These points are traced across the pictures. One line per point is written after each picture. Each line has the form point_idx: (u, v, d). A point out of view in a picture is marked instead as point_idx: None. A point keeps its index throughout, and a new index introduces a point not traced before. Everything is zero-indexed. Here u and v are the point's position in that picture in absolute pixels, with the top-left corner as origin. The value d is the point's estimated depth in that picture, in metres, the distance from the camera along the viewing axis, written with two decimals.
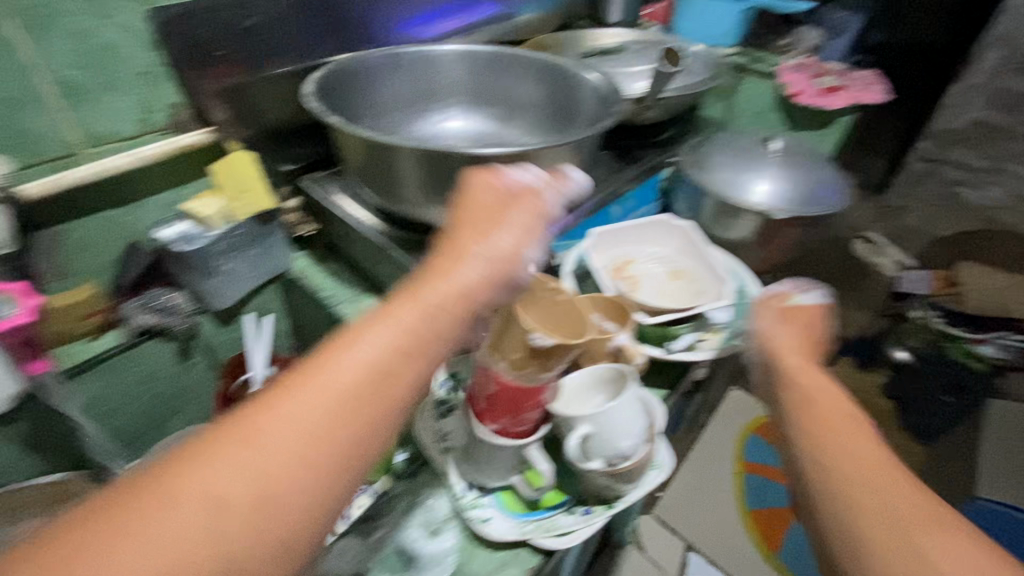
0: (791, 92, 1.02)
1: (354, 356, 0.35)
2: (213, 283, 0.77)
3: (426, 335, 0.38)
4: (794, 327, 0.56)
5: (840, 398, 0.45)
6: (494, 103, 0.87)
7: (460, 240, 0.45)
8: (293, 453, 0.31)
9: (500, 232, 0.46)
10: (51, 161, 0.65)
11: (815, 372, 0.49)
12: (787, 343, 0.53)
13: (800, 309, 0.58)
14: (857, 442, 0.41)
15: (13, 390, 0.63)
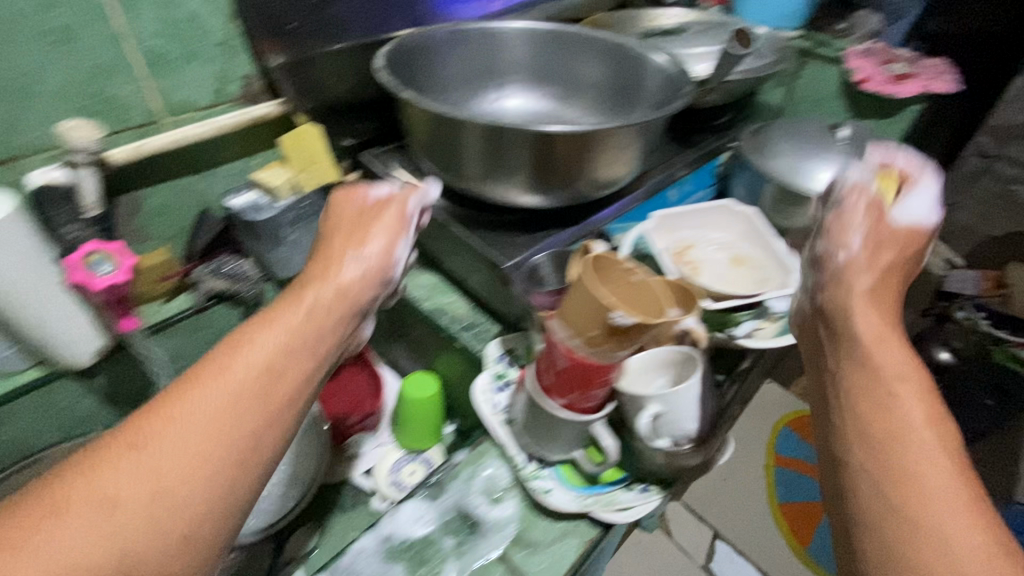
0: (858, 79, 0.99)
1: (253, 355, 0.41)
2: (281, 252, 0.78)
3: (312, 334, 0.44)
4: (889, 256, 0.50)
5: (920, 389, 0.42)
6: (557, 81, 0.87)
7: (331, 258, 0.51)
8: (206, 441, 0.36)
9: (369, 249, 0.51)
10: (135, 129, 0.67)
11: (899, 352, 0.44)
12: (872, 307, 0.46)
13: (907, 229, 0.51)
14: (926, 449, 0.39)
15: (99, 344, 0.68)
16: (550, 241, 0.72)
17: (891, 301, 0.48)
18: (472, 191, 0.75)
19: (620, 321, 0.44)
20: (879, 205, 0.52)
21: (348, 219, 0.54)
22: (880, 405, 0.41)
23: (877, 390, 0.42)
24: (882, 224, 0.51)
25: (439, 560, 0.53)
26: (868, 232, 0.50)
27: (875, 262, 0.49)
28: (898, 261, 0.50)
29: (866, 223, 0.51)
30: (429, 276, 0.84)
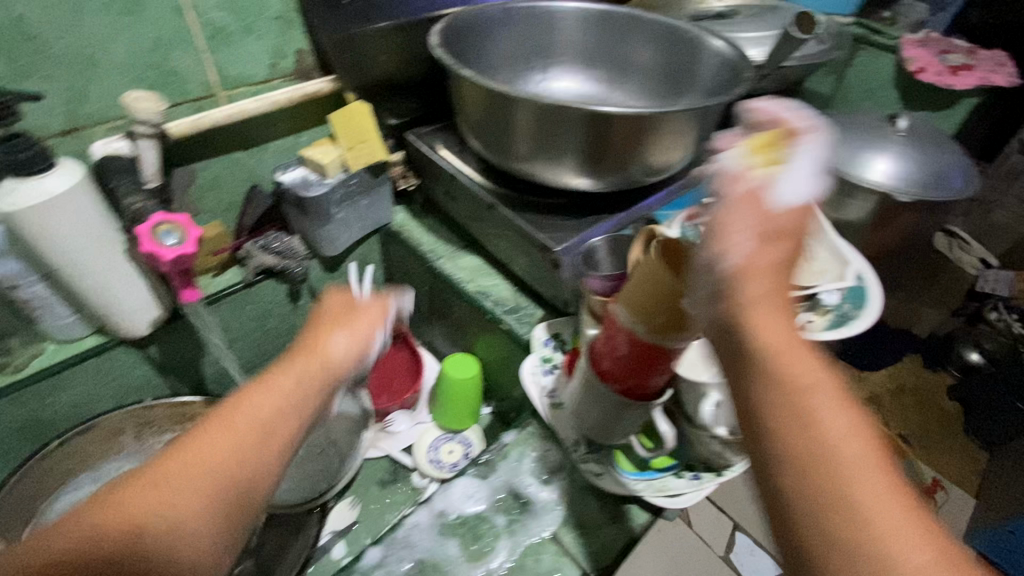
0: (914, 69, 0.95)
1: (212, 443, 0.34)
2: (330, 230, 0.80)
3: (278, 422, 0.37)
4: (775, 245, 0.36)
5: (831, 396, 0.30)
6: (607, 64, 0.86)
7: (316, 339, 0.43)
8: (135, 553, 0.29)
9: (361, 337, 0.45)
10: (193, 101, 0.68)
11: (807, 351, 0.32)
12: (768, 298, 0.34)
13: (788, 213, 0.38)
14: (885, 497, 0.26)
15: (156, 314, 0.69)
16: (601, 225, 0.71)
17: (783, 285, 0.36)
18: (521, 173, 0.75)
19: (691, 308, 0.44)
20: (766, 194, 0.38)
21: (342, 307, 0.47)
22: (814, 442, 0.28)
23: (804, 418, 0.29)
24: (769, 211, 0.38)
25: (492, 536, 0.54)
26: (750, 224, 0.37)
27: (766, 250, 0.36)
28: (779, 244, 0.37)
29: (751, 216, 0.37)
30: (471, 258, 0.84)
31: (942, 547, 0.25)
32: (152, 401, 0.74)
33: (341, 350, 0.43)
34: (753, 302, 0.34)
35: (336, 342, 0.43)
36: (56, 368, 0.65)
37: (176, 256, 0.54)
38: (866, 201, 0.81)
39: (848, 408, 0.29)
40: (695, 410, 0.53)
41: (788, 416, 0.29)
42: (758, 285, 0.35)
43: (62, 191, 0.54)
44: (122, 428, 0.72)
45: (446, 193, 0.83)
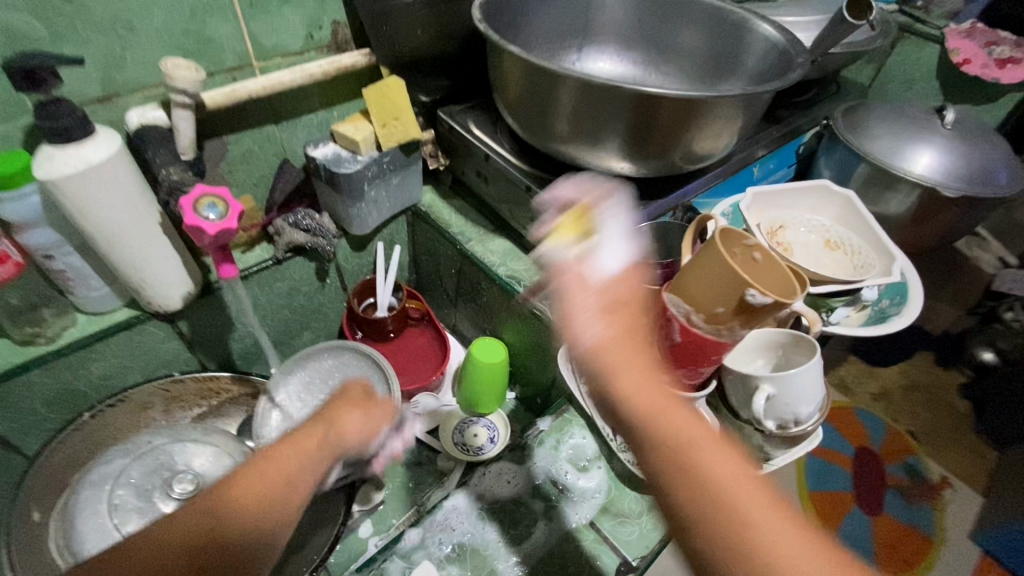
0: (959, 60, 0.92)
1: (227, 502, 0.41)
2: (360, 208, 0.78)
3: (285, 489, 0.43)
4: (621, 313, 0.42)
5: (705, 445, 0.35)
6: (646, 45, 0.83)
7: (329, 417, 0.50)
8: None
9: (365, 422, 0.51)
10: (228, 71, 0.66)
11: (667, 398, 0.38)
12: (628, 365, 0.39)
13: (614, 285, 0.44)
14: (763, 524, 0.32)
15: (188, 289, 0.68)
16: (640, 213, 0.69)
17: (644, 346, 0.41)
18: (560, 155, 0.73)
19: (753, 300, 0.42)
20: (586, 277, 0.44)
21: (352, 396, 0.52)
22: (700, 495, 0.33)
23: (685, 473, 0.34)
24: (594, 290, 0.43)
25: (531, 522, 0.54)
26: (586, 306, 0.42)
27: (614, 326, 0.41)
28: (631, 310, 0.42)
29: (586, 301, 0.42)
30: (502, 241, 0.82)
31: (797, 531, 0.32)
32: (181, 375, 0.75)
33: (348, 432, 0.49)
34: (620, 374, 0.38)
35: (347, 422, 0.50)
36: (88, 340, 0.65)
37: (216, 231, 0.53)
38: (909, 194, 0.79)
39: (720, 450, 0.35)
40: (741, 403, 0.51)
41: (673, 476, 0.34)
42: (620, 355, 0.39)
43: (100, 160, 0.53)
44: (152, 401, 0.73)
45: (477, 174, 0.81)
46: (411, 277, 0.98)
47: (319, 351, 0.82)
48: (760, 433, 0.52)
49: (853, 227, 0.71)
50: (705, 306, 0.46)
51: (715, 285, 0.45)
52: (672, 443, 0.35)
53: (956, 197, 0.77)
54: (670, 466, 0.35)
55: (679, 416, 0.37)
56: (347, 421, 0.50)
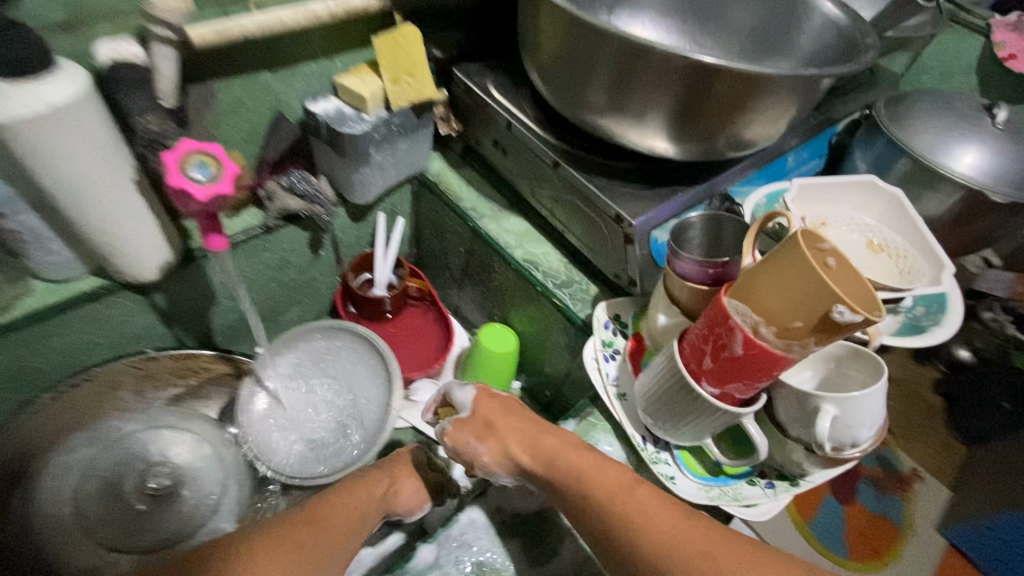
0: (1004, 55, 0.87)
1: (314, 524, 0.47)
2: (364, 173, 0.69)
3: (351, 524, 0.49)
4: (495, 423, 0.52)
5: (589, 470, 0.47)
6: (687, 8, 0.75)
7: (393, 475, 0.56)
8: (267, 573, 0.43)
9: (415, 492, 0.56)
10: (218, 4, 0.56)
11: (550, 439, 0.49)
12: (519, 447, 0.50)
13: (481, 405, 0.53)
14: (639, 505, 0.44)
15: (165, 259, 0.60)
16: (677, 199, 0.63)
17: (531, 422, 0.52)
18: (594, 130, 0.65)
19: (840, 317, 0.37)
20: (459, 420, 0.53)
21: (408, 461, 0.58)
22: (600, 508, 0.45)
23: (581, 498, 0.46)
24: (465, 422, 0.52)
25: (556, 538, 0.51)
26: (470, 435, 0.51)
27: (492, 434, 0.51)
28: (505, 407, 0.53)
29: (466, 437, 0.52)
30: (518, 221, 0.75)
31: (663, 505, 0.44)
32: (155, 352, 0.67)
33: (404, 492, 0.55)
34: (519, 450, 0.50)
35: (405, 485, 0.55)
36: (48, 312, 0.56)
37: (206, 197, 0.46)
38: (949, 195, 0.74)
39: (602, 470, 0.47)
40: (793, 419, 0.47)
41: (576, 504, 0.46)
42: (511, 440, 0.50)
43: (64, 104, 0.44)
44: (121, 381, 0.65)
45: (494, 144, 0.73)
46: (411, 252, 0.90)
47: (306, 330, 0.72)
48: (809, 452, 0.48)
49: (899, 229, 0.66)
50: (776, 318, 0.41)
51: (793, 298, 0.40)
52: (569, 478, 0.47)
53: (1003, 201, 0.71)
54: (575, 494, 0.47)
55: (576, 455, 0.48)
56: (406, 484, 0.56)
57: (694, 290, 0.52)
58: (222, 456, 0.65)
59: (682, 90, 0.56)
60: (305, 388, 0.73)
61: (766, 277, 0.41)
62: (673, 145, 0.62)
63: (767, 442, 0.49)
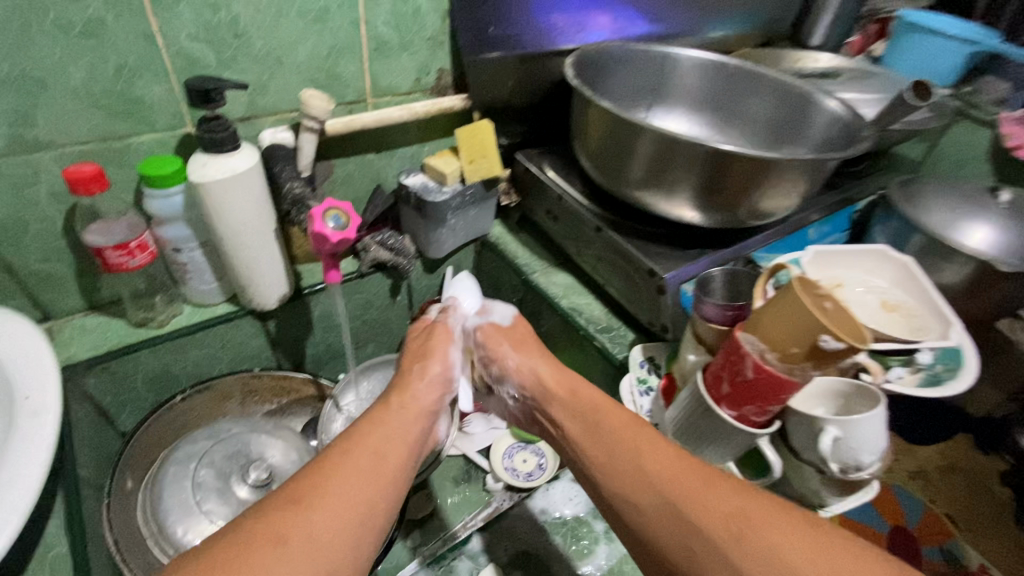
0: (1012, 145, 0.96)
1: (360, 444, 0.50)
2: (440, 233, 0.84)
3: (393, 451, 0.51)
4: (520, 343, 0.66)
5: (607, 409, 0.55)
6: (712, 106, 0.89)
7: (404, 384, 0.58)
8: (354, 501, 0.45)
9: (431, 357, 0.61)
10: (346, 104, 0.75)
11: (576, 382, 0.60)
12: (546, 372, 0.62)
13: (515, 325, 0.69)
14: (658, 457, 0.49)
15: (283, 291, 0.76)
16: (704, 259, 0.74)
17: (543, 352, 0.65)
18: (632, 200, 0.78)
19: (826, 344, 0.47)
20: (496, 324, 0.69)
21: (420, 332, 0.66)
22: (610, 440, 0.53)
23: (594, 426, 0.55)
24: (504, 332, 0.68)
25: (593, 540, 0.60)
26: (503, 341, 0.67)
27: (522, 347, 0.66)
28: (529, 333, 0.69)
29: (499, 341, 0.67)
30: (565, 276, 0.87)
31: (681, 460, 0.49)
32: (259, 371, 0.81)
33: (425, 381, 0.59)
34: (546, 374, 0.62)
35: (414, 383, 0.58)
36: (191, 328, 0.72)
37: (338, 239, 0.62)
38: (962, 266, 0.81)
39: (617, 415, 0.54)
40: (805, 444, 0.54)
41: (584, 420, 0.56)
42: (540, 365, 0.63)
43: (243, 169, 0.62)
44: (231, 392, 0.80)
45: (546, 212, 0.87)
46: None
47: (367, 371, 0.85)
48: (819, 475, 0.55)
49: (910, 291, 0.74)
50: (780, 346, 0.51)
51: (791, 329, 0.49)
52: (587, 412, 0.56)
53: (1009, 272, 0.78)
54: (597, 441, 0.53)
55: (588, 395, 0.58)
56: (419, 381, 0.59)
57: (717, 330, 0.61)
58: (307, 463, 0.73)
59: (705, 169, 0.68)
60: None
61: (770, 314, 0.51)
62: (700, 214, 0.74)
63: (781, 463, 0.56)
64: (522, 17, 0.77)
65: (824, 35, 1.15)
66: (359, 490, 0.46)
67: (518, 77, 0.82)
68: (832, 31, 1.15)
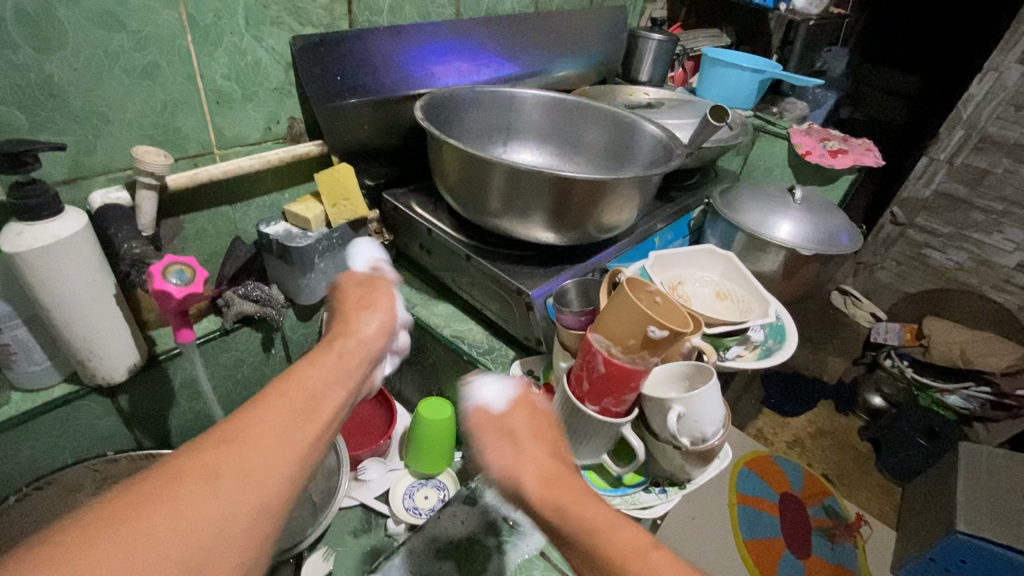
0: (802, 152, 1.16)
1: (267, 407, 0.36)
2: (309, 279, 0.82)
3: (331, 390, 0.41)
4: (520, 439, 0.47)
5: (605, 528, 0.39)
6: (557, 137, 0.98)
7: (339, 329, 0.48)
8: (276, 442, 0.34)
9: (364, 313, 0.50)
10: (190, 158, 0.73)
11: (572, 484, 0.43)
12: (540, 475, 0.44)
13: (516, 411, 0.49)
14: None
15: (136, 360, 0.70)
16: (563, 273, 0.80)
17: (553, 445, 0.47)
18: (495, 228, 0.83)
19: (655, 334, 0.55)
20: (486, 411, 0.49)
21: (348, 285, 0.53)
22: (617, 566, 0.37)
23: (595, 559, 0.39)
24: (496, 425, 0.48)
25: (487, 558, 0.61)
26: (492, 437, 0.47)
27: (518, 445, 0.46)
28: (540, 416, 0.50)
29: (490, 439, 0.47)
30: (445, 305, 0.89)
31: None
32: (114, 454, 0.73)
33: (365, 329, 0.48)
34: (530, 484, 0.43)
35: (359, 320, 0.49)
36: (21, 418, 0.64)
37: (183, 295, 0.60)
38: (775, 255, 0.96)
39: (624, 534, 0.39)
40: (661, 425, 0.60)
41: (585, 553, 0.39)
42: (528, 472, 0.44)
43: (68, 235, 0.57)
44: (81, 483, 0.71)
45: (419, 247, 0.90)
46: None
47: None
48: (678, 451, 0.60)
49: (739, 282, 0.85)
50: (621, 339, 0.58)
51: (627, 324, 0.57)
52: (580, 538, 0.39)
53: (811, 255, 0.95)
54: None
55: (588, 508, 0.41)
56: (353, 333, 0.47)
57: (576, 335, 0.67)
58: None
59: (552, 195, 0.75)
60: None
61: (611, 312, 0.59)
62: (554, 234, 0.80)
63: (645, 447, 0.62)
64: (367, 68, 0.82)
65: (649, 71, 1.33)
66: (283, 431, 0.35)
67: (372, 122, 0.86)
68: (654, 68, 1.33)
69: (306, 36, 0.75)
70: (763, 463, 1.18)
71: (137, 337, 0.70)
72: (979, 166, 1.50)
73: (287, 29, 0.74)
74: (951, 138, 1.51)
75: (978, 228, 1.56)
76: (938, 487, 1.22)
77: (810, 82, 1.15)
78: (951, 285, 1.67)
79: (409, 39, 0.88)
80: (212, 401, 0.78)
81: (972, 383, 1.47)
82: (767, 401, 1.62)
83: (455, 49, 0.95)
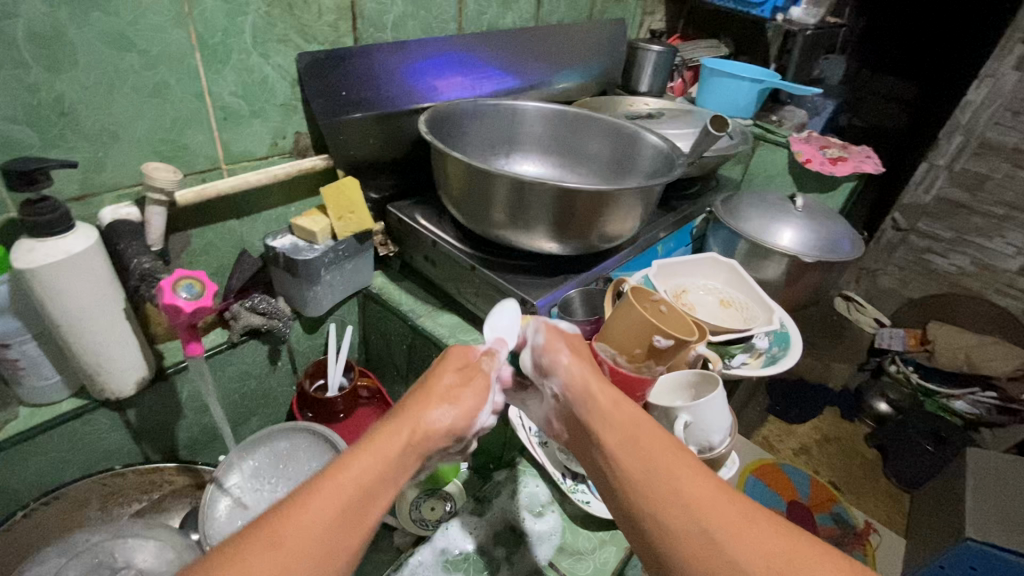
0: (802, 160, 1.17)
1: (322, 501, 0.38)
2: (315, 291, 0.83)
3: (381, 490, 0.42)
4: (582, 350, 0.56)
5: (633, 420, 0.48)
6: (559, 148, 0.99)
7: (416, 410, 0.48)
8: (316, 548, 0.36)
9: (444, 403, 0.49)
10: (197, 174, 0.74)
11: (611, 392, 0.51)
12: (600, 383, 0.52)
13: (580, 337, 0.59)
14: (688, 473, 0.43)
15: (144, 374, 0.71)
16: (567, 283, 0.81)
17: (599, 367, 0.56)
18: (499, 239, 0.83)
19: (660, 343, 0.57)
20: (559, 328, 0.59)
21: (454, 362, 0.54)
22: (644, 454, 0.45)
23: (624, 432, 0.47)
24: (565, 339, 0.58)
25: (495, 568, 0.60)
26: (563, 343, 0.56)
27: (582, 353, 0.56)
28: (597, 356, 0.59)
29: (558, 341, 0.56)
30: (449, 316, 0.89)
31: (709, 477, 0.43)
32: (121, 468, 0.73)
33: (433, 423, 0.47)
34: (578, 380, 0.52)
35: (437, 404, 0.49)
36: (30, 433, 0.65)
37: (192, 309, 0.60)
38: (777, 262, 0.97)
39: (656, 431, 0.47)
40: None
41: (614, 430, 0.48)
42: (584, 373, 0.53)
43: (78, 251, 0.58)
44: (88, 498, 0.71)
45: (423, 259, 0.91)
46: (360, 357, 1.04)
47: (254, 445, 0.80)
48: None
49: (743, 290, 0.86)
50: (627, 348, 0.60)
51: (633, 333, 0.59)
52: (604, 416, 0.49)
53: (813, 262, 0.95)
54: (623, 445, 0.46)
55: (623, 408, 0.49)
56: (426, 418, 0.48)
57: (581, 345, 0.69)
58: (185, 559, 0.66)
59: (555, 206, 0.76)
60: (267, 486, 0.78)
61: (617, 321, 0.60)
62: (558, 244, 0.81)
63: None
64: (371, 83, 0.83)
65: (649, 82, 1.35)
66: (325, 534, 0.37)
67: (376, 136, 0.87)
68: (654, 78, 1.34)
69: (312, 52, 0.77)
70: (768, 470, 1.18)
71: (143, 351, 0.70)
72: (979, 172, 1.51)
73: (293, 46, 0.75)
74: (950, 144, 1.52)
75: (981, 233, 1.56)
76: (945, 493, 1.22)
77: (809, 91, 1.16)
78: (953, 290, 1.67)
79: (412, 54, 0.89)
80: (219, 414, 0.78)
81: (979, 389, 1.48)
82: (772, 408, 1.61)
83: (457, 63, 0.96)
